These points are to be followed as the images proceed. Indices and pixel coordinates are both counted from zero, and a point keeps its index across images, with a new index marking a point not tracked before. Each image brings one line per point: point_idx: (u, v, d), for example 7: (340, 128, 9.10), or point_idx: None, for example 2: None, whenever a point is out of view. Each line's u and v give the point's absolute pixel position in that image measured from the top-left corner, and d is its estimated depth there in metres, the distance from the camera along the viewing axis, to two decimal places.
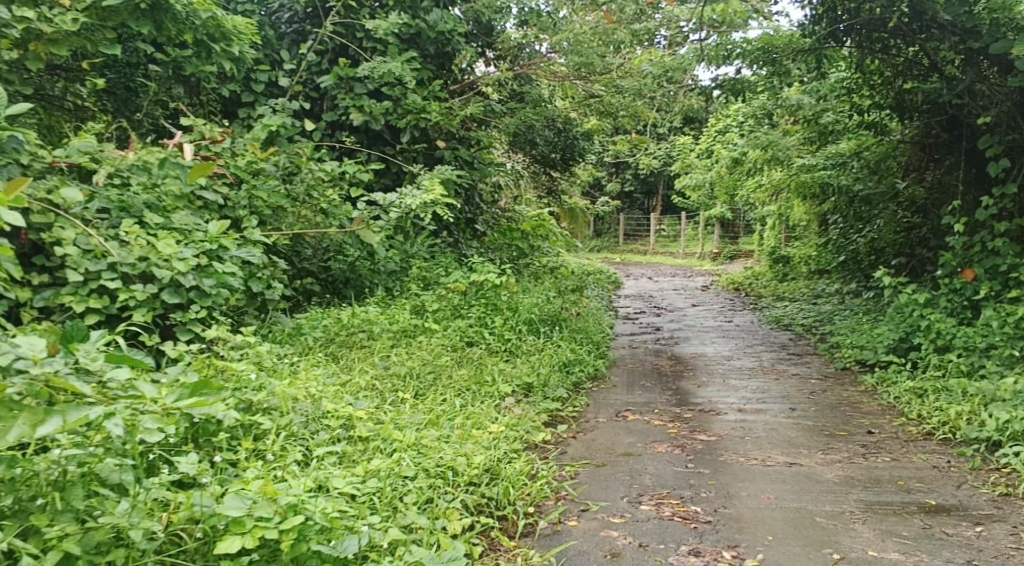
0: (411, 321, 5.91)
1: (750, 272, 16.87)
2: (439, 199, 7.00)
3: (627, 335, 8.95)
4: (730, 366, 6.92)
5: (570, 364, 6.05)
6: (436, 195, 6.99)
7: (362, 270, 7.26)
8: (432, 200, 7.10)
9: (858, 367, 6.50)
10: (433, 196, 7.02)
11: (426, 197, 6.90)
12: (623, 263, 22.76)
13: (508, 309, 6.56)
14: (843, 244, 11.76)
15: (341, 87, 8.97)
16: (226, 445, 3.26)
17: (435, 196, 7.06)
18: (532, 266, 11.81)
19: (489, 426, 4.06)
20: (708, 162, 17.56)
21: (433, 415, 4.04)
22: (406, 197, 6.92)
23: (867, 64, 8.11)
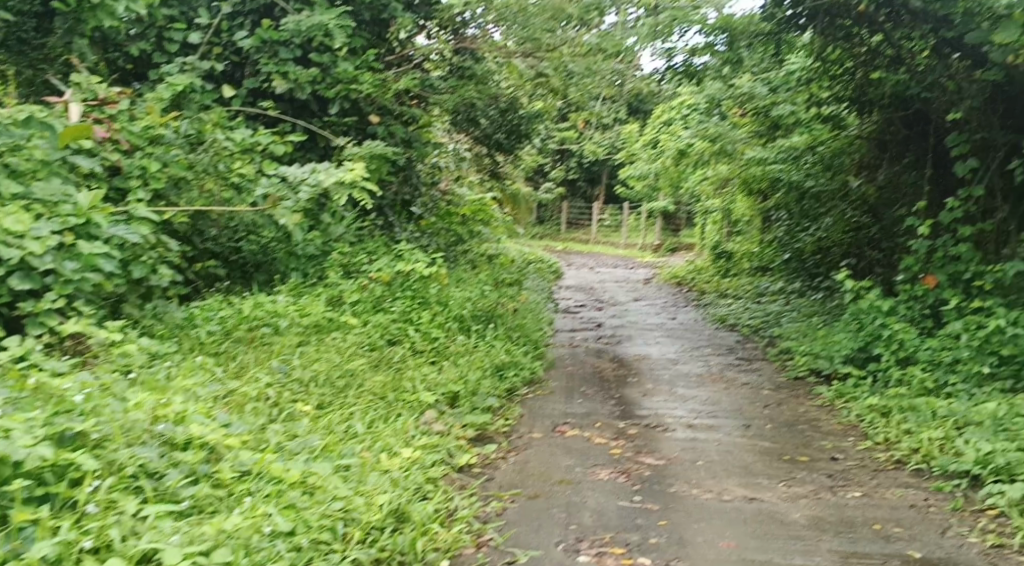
0: (324, 315, 5.22)
1: (692, 266, 16.52)
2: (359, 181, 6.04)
3: (567, 331, 8.38)
4: (677, 371, 6.39)
5: (503, 368, 5.43)
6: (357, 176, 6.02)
7: (277, 252, 6.53)
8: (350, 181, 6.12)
9: (812, 376, 6.04)
10: (353, 177, 6.05)
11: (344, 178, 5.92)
12: (564, 252, 22.27)
13: (438, 304, 5.85)
14: (789, 242, 11.43)
15: (265, 51, 8.18)
16: (32, 497, 2.53)
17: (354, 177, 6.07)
18: (469, 253, 11.18)
19: (398, 455, 3.42)
20: (654, 152, 17.14)
21: (331, 439, 3.37)
22: (321, 176, 5.94)
23: (828, 53, 7.69)
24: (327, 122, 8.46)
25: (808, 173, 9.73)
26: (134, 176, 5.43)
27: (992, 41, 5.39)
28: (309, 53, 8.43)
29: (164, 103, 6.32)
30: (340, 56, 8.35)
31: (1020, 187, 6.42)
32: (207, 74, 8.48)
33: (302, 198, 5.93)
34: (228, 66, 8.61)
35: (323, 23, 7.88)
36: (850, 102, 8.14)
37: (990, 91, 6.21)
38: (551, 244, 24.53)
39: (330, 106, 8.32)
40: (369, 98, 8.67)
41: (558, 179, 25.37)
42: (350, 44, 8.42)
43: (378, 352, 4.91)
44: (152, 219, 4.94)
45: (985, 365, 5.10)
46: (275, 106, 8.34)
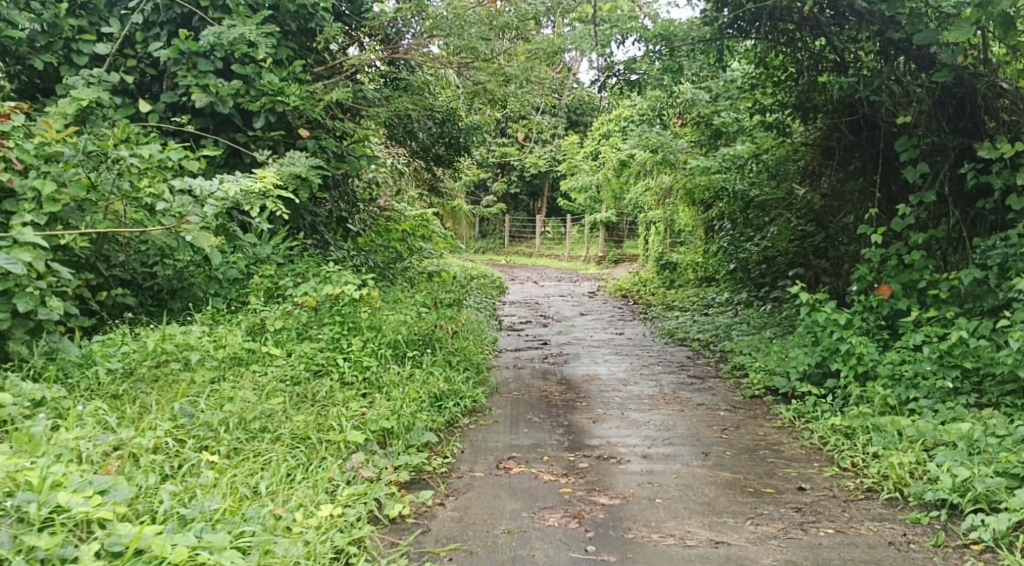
0: (242, 346, 4.76)
1: (636, 277, 16.34)
2: (268, 188, 5.70)
3: (512, 351, 8.00)
4: (627, 391, 6.05)
5: (442, 399, 5.02)
6: (266, 182, 5.69)
7: (195, 278, 6.09)
8: (259, 191, 5.77)
9: (768, 395, 5.76)
10: (263, 184, 5.72)
11: (251, 182, 5.58)
12: (509, 266, 21.93)
13: (370, 329, 5.36)
14: (733, 252, 11.27)
15: (183, 63, 7.67)
16: None
17: (263, 185, 5.73)
18: (409, 270, 10.74)
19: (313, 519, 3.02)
20: (595, 164, 16.95)
21: (233, 503, 2.95)
22: (227, 184, 5.56)
23: (770, 58, 7.53)
24: (252, 137, 7.94)
25: (752, 182, 9.70)
26: (28, 198, 4.93)
27: (945, 38, 5.29)
28: (230, 64, 7.96)
29: (67, 117, 5.80)
30: (264, 67, 7.91)
31: (969, 192, 6.29)
32: (120, 87, 7.92)
33: (210, 212, 5.49)
34: (143, 79, 8.07)
35: (244, 35, 7.43)
36: (793, 109, 7.98)
37: (941, 92, 6.14)
38: (495, 259, 24.16)
39: (255, 120, 7.83)
40: (297, 111, 8.22)
41: (500, 192, 25.05)
42: (275, 55, 7.99)
43: (301, 387, 4.46)
44: (42, 246, 4.44)
45: (948, 379, 4.88)
46: (194, 121, 7.82)
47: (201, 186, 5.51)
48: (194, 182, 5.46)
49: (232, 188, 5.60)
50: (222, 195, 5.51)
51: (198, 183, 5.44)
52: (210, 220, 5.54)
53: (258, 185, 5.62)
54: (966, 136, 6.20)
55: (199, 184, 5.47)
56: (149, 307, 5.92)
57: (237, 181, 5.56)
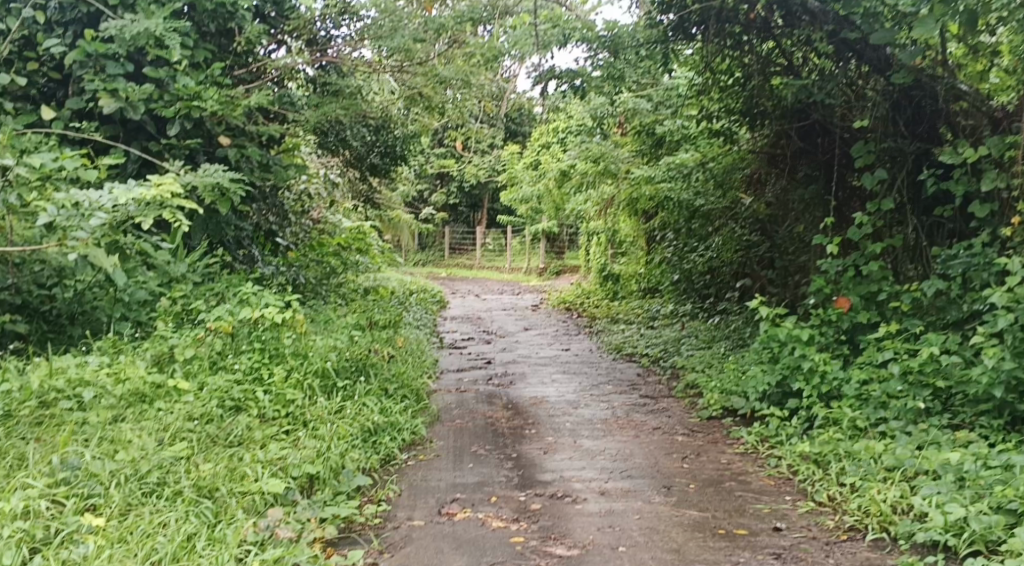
0: (146, 381, 4.22)
1: (579, 289, 16.02)
2: (166, 197, 4.83)
3: (454, 371, 7.53)
4: (577, 416, 5.63)
5: (376, 433, 4.54)
6: (163, 190, 4.81)
7: (100, 299, 5.56)
8: (157, 200, 4.91)
9: (726, 416, 5.41)
10: (159, 192, 4.82)
11: (146, 192, 4.72)
12: (449, 279, 21.47)
13: (295, 358, 4.84)
14: (678, 262, 11.02)
15: (89, 66, 7.06)
16: None
17: (160, 192, 4.86)
18: (343, 287, 10.19)
19: None
20: (535, 174, 16.65)
21: None
22: (117, 194, 4.70)
23: (716, 64, 7.25)
24: (166, 145, 7.32)
25: (698, 192, 9.17)
26: None
27: (903, 38, 5.06)
28: (142, 66, 7.37)
29: None
30: (179, 70, 7.35)
31: (926, 200, 6.10)
32: (19, 91, 7.24)
33: (96, 226, 4.63)
34: (45, 83, 7.40)
35: (149, 27, 6.80)
36: (739, 115, 7.75)
37: (896, 96, 5.94)
38: (434, 271, 23.64)
39: (169, 127, 7.19)
40: (215, 117, 7.60)
41: (439, 203, 24.58)
42: (192, 57, 7.42)
43: (214, 427, 3.94)
44: None
45: (920, 398, 4.60)
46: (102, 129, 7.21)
47: (87, 198, 4.66)
48: (79, 194, 4.62)
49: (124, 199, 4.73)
50: (111, 209, 4.66)
51: (83, 196, 4.60)
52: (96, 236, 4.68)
53: (154, 196, 4.76)
54: (922, 142, 6.00)
55: (85, 196, 4.62)
56: (44, 335, 5.33)
57: (128, 191, 4.69)
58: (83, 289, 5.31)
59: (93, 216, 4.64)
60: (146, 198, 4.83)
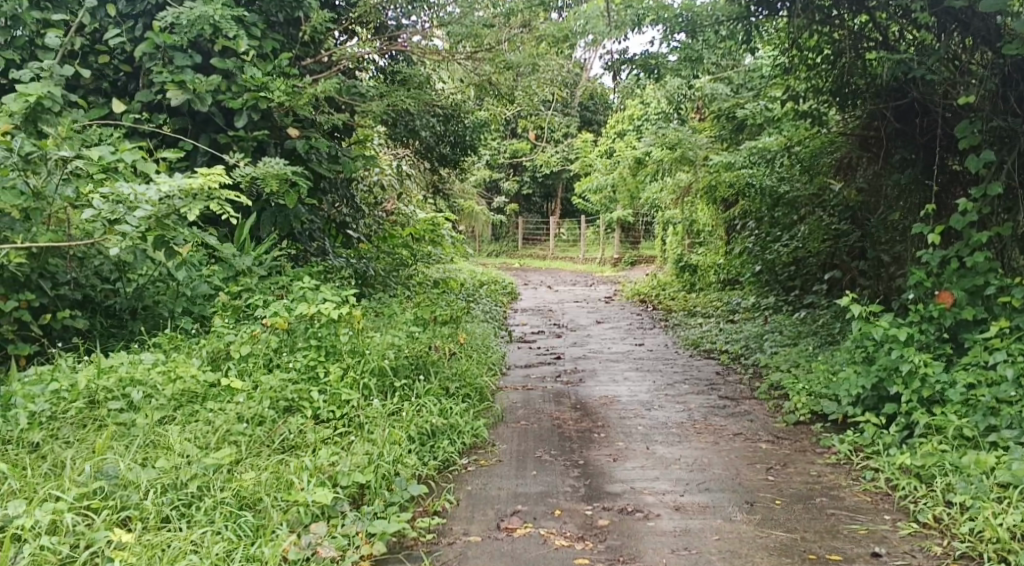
0: (199, 380, 4.09)
1: (655, 280, 15.54)
2: (213, 187, 4.62)
3: (522, 367, 7.26)
4: (650, 418, 5.29)
5: (434, 437, 4.30)
6: (209, 179, 4.61)
7: (161, 295, 5.48)
8: (205, 190, 4.71)
9: (813, 421, 4.98)
10: (204, 182, 4.58)
11: (191, 182, 4.52)
12: (522, 270, 21.23)
13: (352, 355, 4.63)
14: (759, 253, 10.50)
15: (158, 58, 7.02)
16: None
17: (206, 181, 4.66)
18: (412, 279, 10.03)
19: None
20: (610, 162, 16.24)
21: None
22: (161, 185, 4.48)
23: (804, 39, 6.77)
24: (235, 138, 7.21)
25: (781, 177, 8.83)
26: None
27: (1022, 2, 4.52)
28: (209, 57, 7.31)
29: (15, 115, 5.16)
30: (246, 61, 7.26)
31: None
32: (92, 85, 7.27)
33: (139, 220, 4.45)
34: (116, 77, 7.41)
35: (210, 13, 6.75)
36: (828, 95, 7.23)
37: (1008, 69, 5.37)
38: (508, 262, 23.45)
39: (236, 119, 7.10)
40: (283, 108, 7.46)
41: (513, 193, 24.34)
42: (258, 48, 7.32)
43: (264, 430, 3.78)
44: None
45: None
46: (170, 123, 7.14)
47: (133, 190, 4.48)
48: (123, 186, 4.45)
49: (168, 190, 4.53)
50: (155, 200, 4.48)
51: (128, 188, 4.43)
52: (141, 231, 4.50)
53: (199, 185, 4.55)
54: None
55: (130, 188, 4.45)
56: (107, 331, 5.28)
57: (171, 181, 4.50)
58: (144, 286, 5.24)
59: (138, 209, 4.46)
60: (191, 189, 4.60)
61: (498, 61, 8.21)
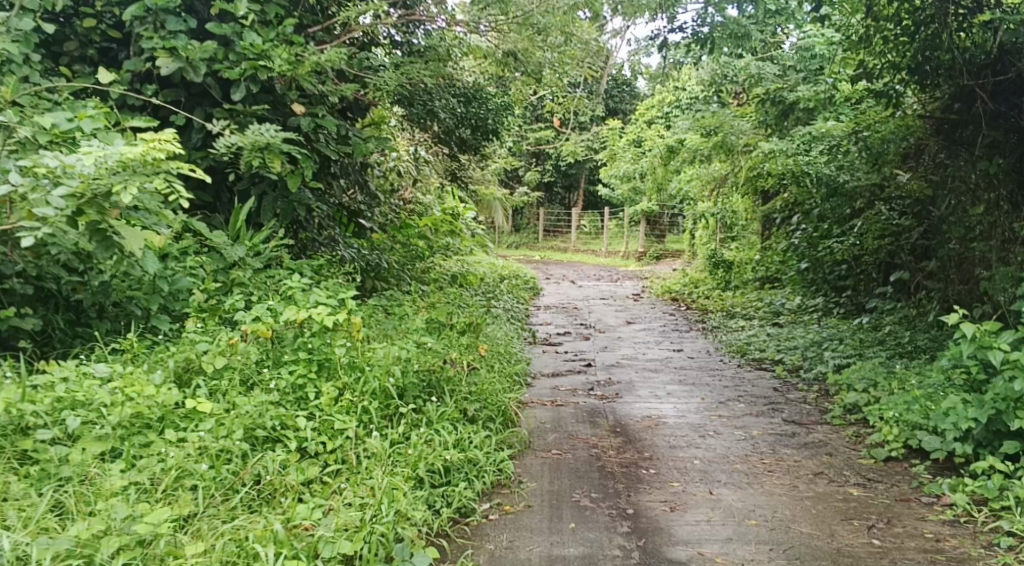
0: (155, 403, 3.30)
1: (685, 276, 14.63)
2: (156, 156, 3.85)
3: (549, 376, 6.40)
4: (707, 448, 4.42)
5: (447, 476, 3.49)
6: (152, 148, 3.89)
7: (136, 291, 4.67)
8: (151, 166, 3.94)
9: (908, 458, 4.11)
10: (145, 149, 3.81)
11: (128, 151, 3.79)
12: (542, 263, 20.35)
13: (349, 371, 3.80)
14: (808, 251, 9.59)
15: (148, 22, 6.20)
16: None
17: (149, 153, 3.91)
18: (428, 273, 9.21)
19: None
20: (639, 152, 15.34)
21: None
22: (91, 154, 3.73)
23: (882, 6, 5.89)
24: (231, 113, 6.35)
25: (841, 167, 7.91)
26: None
27: None
28: (206, 22, 6.47)
29: None
30: (246, 26, 6.43)
31: None
32: (76, 52, 6.42)
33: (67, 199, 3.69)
34: (105, 44, 6.57)
35: None
36: (908, 73, 6.32)
37: None
38: (527, 255, 22.52)
39: (233, 93, 6.25)
40: (288, 81, 6.56)
41: (534, 182, 23.41)
42: (259, 11, 6.49)
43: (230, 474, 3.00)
44: None
45: None
46: (162, 94, 6.27)
47: (60, 162, 3.73)
48: (47, 158, 3.70)
49: (102, 163, 3.78)
50: (86, 175, 3.72)
51: (54, 161, 3.69)
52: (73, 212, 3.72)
53: (138, 155, 3.82)
54: None
55: (56, 160, 3.71)
56: (72, 330, 4.51)
57: (105, 152, 3.76)
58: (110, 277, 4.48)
59: (67, 186, 3.70)
60: (130, 160, 3.83)
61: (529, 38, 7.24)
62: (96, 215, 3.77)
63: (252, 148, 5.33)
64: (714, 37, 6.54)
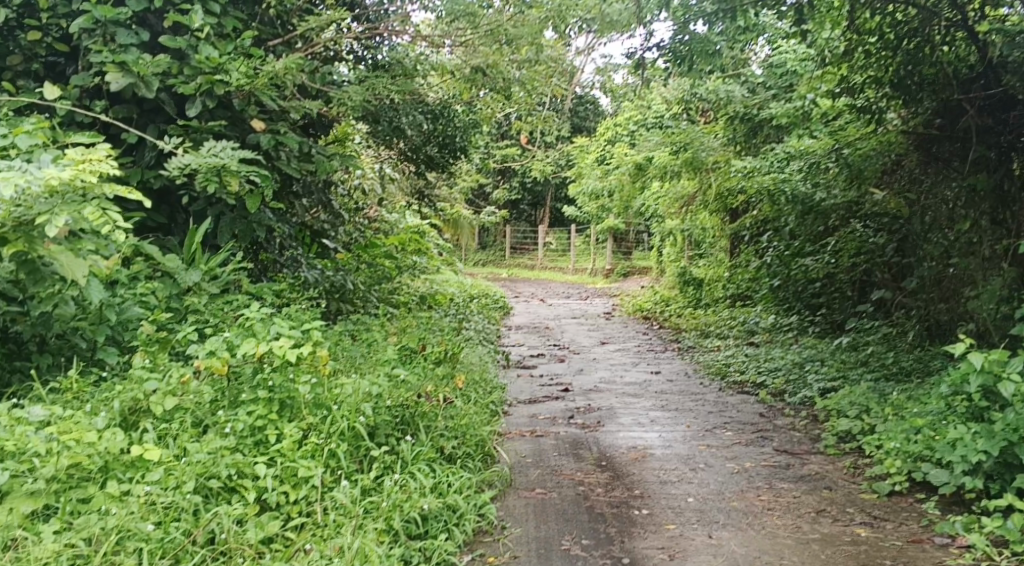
0: (97, 452, 2.95)
1: (655, 293, 14.46)
2: (85, 180, 3.66)
3: (526, 403, 6.10)
4: (699, 483, 4.16)
5: (425, 527, 3.19)
6: (82, 171, 3.67)
7: (82, 321, 4.31)
8: (82, 188, 3.82)
9: (914, 493, 3.89)
10: (73, 172, 3.60)
11: (54, 175, 3.55)
12: (510, 281, 20.05)
13: (315, 409, 3.47)
14: (782, 269, 9.45)
15: (97, 35, 5.79)
16: None
17: (77, 176, 3.69)
18: (396, 294, 8.90)
19: None
20: (606, 168, 15.19)
21: None
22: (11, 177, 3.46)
23: (863, 20, 5.77)
24: (187, 130, 5.97)
25: (818, 183, 7.78)
26: None
27: None
28: (160, 35, 6.09)
29: None
30: (202, 39, 6.07)
31: None
32: (20, 67, 5.96)
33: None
34: (52, 58, 6.16)
35: None
36: (891, 89, 6.18)
37: None
38: (493, 273, 22.22)
39: (187, 109, 5.86)
40: (245, 95, 6.17)
41: (500, 200, 23.17)
42: (218, 24, 6.17)
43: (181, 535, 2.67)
44: None
45: None
46: (113, 110, 5.87)
47: None
48: None
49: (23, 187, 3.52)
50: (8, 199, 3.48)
51: None
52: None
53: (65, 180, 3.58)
54: None
55: None
56: (10, 363, 4.13)
57: (27, 176, 3.50)
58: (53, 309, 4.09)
59: None
60: (56, 185, 3.62)
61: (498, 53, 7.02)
62: (21, 240, 3.62)
63: (208, 170, 5.01)
64: (694, 56, 6.35)
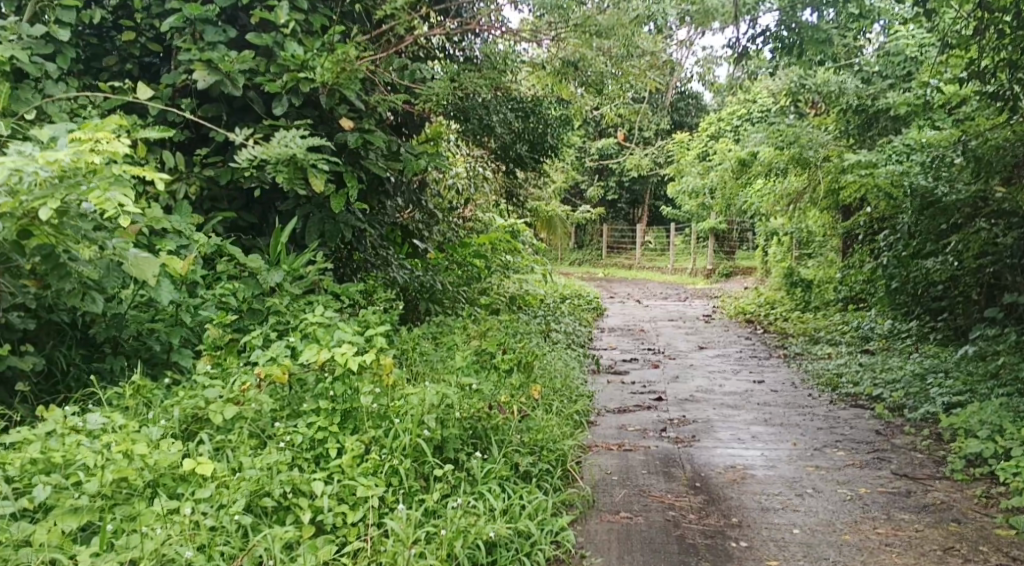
0: (147, 465, 2.78)
1: (758, 294, 13.79)
2: (88, 157, 3.34)
3: (616, 413, 5.73)
4: (805, 511, 3.72)
5: (492, 555, 2.91)
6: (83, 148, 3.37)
7: (157, 323, 4.20)
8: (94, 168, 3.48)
9: None
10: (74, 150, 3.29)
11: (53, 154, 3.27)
12: (607, 281, 19.60)
13: (378, 422, 3.23)
14: (900, 269, 8.75)
15: (186, 33, 5.47)
16: None
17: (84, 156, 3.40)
18: (487, 296, 8.66)
19: None
20: (707, 165, 14.56)
21: None
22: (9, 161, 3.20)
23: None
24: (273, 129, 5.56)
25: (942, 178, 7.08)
26: None
27: None
28: (247, 31, 5.78)
29: None
30: (289, 36, 5.68)
31: None
32: (115, 68, 5.68)
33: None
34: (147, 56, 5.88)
35: None
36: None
37: None
38: (590, 273, 21.77)
39: (274, 107, 5.46)
40: (331, 91, 5.64)
41: (597, 199, 22.71)
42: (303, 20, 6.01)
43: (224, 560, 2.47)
44: None
45: None
46: (203, 109, 5.52)
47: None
48: None
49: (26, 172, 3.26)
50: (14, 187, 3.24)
51: None
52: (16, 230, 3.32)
53: (67, 159, 3.29)
54: None
55: None
56: (87, 366, 4.03)
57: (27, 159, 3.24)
58: (90, 308, 3.67)
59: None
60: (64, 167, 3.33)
61: (592, 45, 6.66)
62: (48, 234, 3.37)
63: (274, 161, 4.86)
64: (804, 45, 5.81)
